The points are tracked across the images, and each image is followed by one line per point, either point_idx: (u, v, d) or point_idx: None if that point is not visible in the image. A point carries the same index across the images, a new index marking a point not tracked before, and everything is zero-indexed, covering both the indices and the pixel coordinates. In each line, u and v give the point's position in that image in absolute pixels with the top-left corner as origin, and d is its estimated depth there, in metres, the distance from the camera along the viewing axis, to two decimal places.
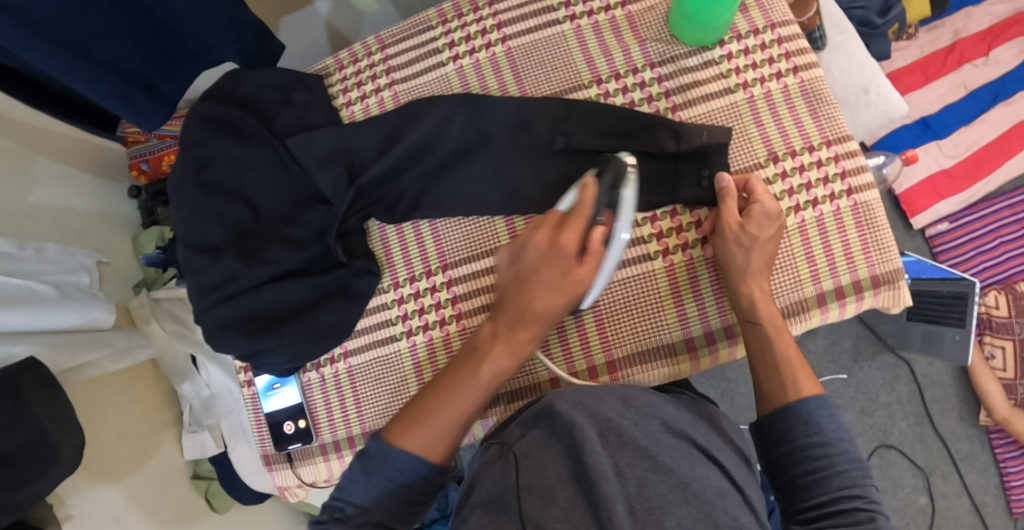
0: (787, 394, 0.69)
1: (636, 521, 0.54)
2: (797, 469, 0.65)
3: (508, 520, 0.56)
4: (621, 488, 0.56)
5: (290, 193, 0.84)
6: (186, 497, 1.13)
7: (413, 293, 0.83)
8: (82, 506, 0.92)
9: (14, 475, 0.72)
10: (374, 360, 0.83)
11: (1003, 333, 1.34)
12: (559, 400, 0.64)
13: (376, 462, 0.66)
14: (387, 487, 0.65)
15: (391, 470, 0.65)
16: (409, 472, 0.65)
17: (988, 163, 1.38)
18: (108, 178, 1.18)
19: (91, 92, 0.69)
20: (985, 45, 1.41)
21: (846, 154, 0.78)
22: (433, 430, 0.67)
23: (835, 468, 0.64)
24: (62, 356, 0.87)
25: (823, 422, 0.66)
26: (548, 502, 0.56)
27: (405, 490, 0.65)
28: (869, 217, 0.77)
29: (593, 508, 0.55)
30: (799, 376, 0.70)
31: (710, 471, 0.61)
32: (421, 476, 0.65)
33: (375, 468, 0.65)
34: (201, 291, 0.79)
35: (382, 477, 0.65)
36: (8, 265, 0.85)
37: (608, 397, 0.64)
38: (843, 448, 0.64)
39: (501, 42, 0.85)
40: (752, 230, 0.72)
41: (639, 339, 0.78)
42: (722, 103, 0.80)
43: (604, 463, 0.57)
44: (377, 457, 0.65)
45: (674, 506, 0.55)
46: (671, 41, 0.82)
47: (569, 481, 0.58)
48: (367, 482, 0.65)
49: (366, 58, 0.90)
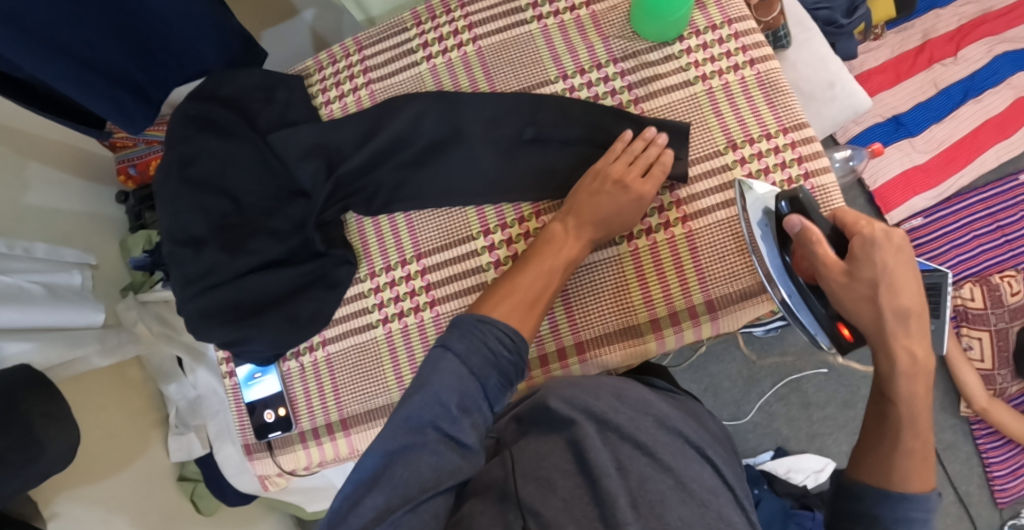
0: (894, 482, 0.63)
1: (637, 513, 0.56)
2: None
3: (508, 511, 0.58)
4: (621, 483, 0.58)
5: (270, 187, 0.87)
6: (173, 498, 1.15)
7: (389, 282, 0.86)
8: (66, 507, 0.94)
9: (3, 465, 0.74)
10: (352, 347, 0.86)
11: (979, 324, 1.36)
12: (551, 396, 0.66)
13: (450, 351, 0.63)
14: (461, 391, 0.61)
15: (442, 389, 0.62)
16: (472, 355, 0.63)
17: (961, 158, 1.41)
18: (98, 184, 1.21)
19: (86, 96, 0.73)
20: (953, 45, 1.45)
21: (803, 140, 0.81)
22: (509, 315, 0.69)
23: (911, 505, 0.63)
24: (50, 353, 0.88)
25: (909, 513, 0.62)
26: (547, 491, 0.59)
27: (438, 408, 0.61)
28: (826, 199, 0.80)
29: (598, 503, 0.57)
30: (913, 469, 0.64)
31: (702, 469, 0.61)
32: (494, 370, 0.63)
33: (456, 359, 0.62)
34: (184, 282, 0.82)
35: (456, 367, 0.62)
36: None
37: (602, 392, 0.66)
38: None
39: (472, 41, 0.89)
40: (865, 279, 0.67)
41: (607, 320, 0.81)
42: (682, 95, 0.84)
43: (604, 458, 0.59)
44: (446, 345, 0.64)
45: (673, 502, 0.57)
46: (633, 38, 0.86)
47: (570, 474, 0.60)
48: (441, 380, 0.61)
49: (344, 59, 0.93)
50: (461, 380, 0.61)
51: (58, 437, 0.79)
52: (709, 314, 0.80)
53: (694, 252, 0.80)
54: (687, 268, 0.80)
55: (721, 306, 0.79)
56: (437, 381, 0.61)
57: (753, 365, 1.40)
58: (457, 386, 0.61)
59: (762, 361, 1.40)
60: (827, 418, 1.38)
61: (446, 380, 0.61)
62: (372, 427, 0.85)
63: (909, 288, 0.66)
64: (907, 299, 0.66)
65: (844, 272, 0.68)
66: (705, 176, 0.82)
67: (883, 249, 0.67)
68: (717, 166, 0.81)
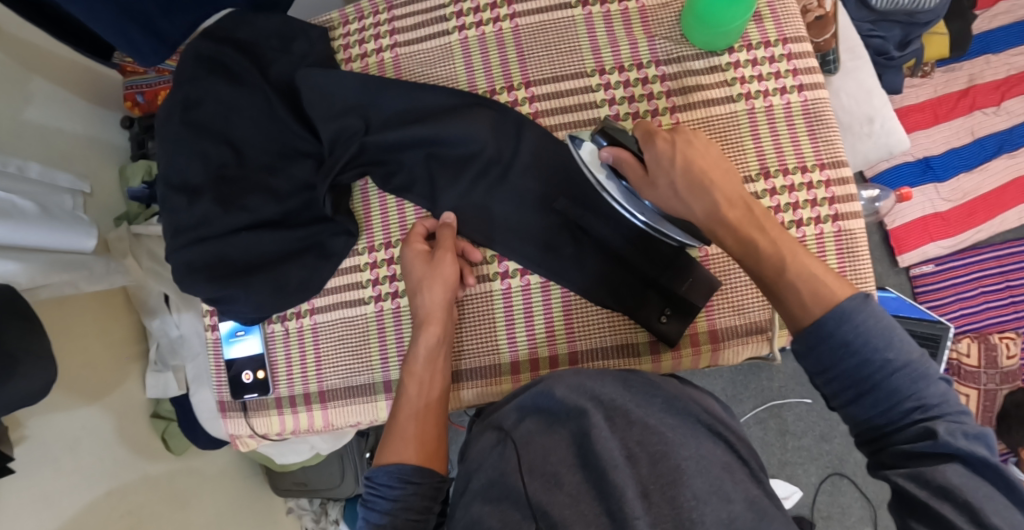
0: (802, 322, 0.57)
1: (648, 503, 0.53)
2: (852, 410, 0.55)
3: (514, 507, 0.55)
4: (632, 472, 0.55)
5: (277, 142, 0.83)
6: (143, 434, 1.13)
7: (387, 260, 0.82)
8: (36, 429, 0.92)
9: None
10: (340, 321, 0.83)
11: (970, 381, 1.34)
12: (558, 384, 0.63)
13: (372, 489, 0.65)
14: (385, 505, 0.64)
15: (423, 482, 0.65)
16: (391, 482, 0.65)
17: (982, 212, 1.38)
18: (102, 107, 1.17)
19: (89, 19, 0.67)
20: (998, 94, 1.40)
21: (837, 180, 0.78)
22: (403, 439, 0.68)
23: (906, 407, 0.53)
24: (36, 274, 0.85)
25: (854, 342, 0.54)
26: (553, 487, 0.56)
27: (405, 505, 0.63)
28: (851, 245, 0.77)
29: (604, 497, 0.54)
30: (822, 287, 0.57)
31: (715, 446, 0.58)
32: (407, 480, 0.65)
33: (373, 494, 0.65)
34: (174, 229, 0.78)
35: (377, 499, 0.64)
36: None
37: (608, 379, 0.63)
38: (881, 357, 0.53)
39: (510, 18, 0.82)
40: (665, 185, 0.65)
41: (604, 333, 0.78)
42: (722, 111, 0.79)
43: (612, 449, 0.56)
44: (368, 483, 0.66)
45: (691, 476, 0.54)
46: (680, 42, 0.81)
47: (575, 467, 0.57)
48: (366, 511, 0.64)
49: (371, 16, 0.86)
50: (383, 505, 0.64)
51: (36, 371, 0.76)
52: (710, 344, 0.77)
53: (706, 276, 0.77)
54: None
55: (725, 337, 0.76)
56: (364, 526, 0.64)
57: (739, 386, 1.40)
58: (379, 509, 0.64)
59: (748, 384, 1.39)
60: (802, 448, 1.38)
61: (372, 517, 0.64)
62: (349, 404, 0.82)
63: (715, 173, 0.65)
64: (715, 180, 0.64)
65: (653, 185, 0.67)
66: None
67: (662, 151, 0.65)
68: (746, 193, 0.78)
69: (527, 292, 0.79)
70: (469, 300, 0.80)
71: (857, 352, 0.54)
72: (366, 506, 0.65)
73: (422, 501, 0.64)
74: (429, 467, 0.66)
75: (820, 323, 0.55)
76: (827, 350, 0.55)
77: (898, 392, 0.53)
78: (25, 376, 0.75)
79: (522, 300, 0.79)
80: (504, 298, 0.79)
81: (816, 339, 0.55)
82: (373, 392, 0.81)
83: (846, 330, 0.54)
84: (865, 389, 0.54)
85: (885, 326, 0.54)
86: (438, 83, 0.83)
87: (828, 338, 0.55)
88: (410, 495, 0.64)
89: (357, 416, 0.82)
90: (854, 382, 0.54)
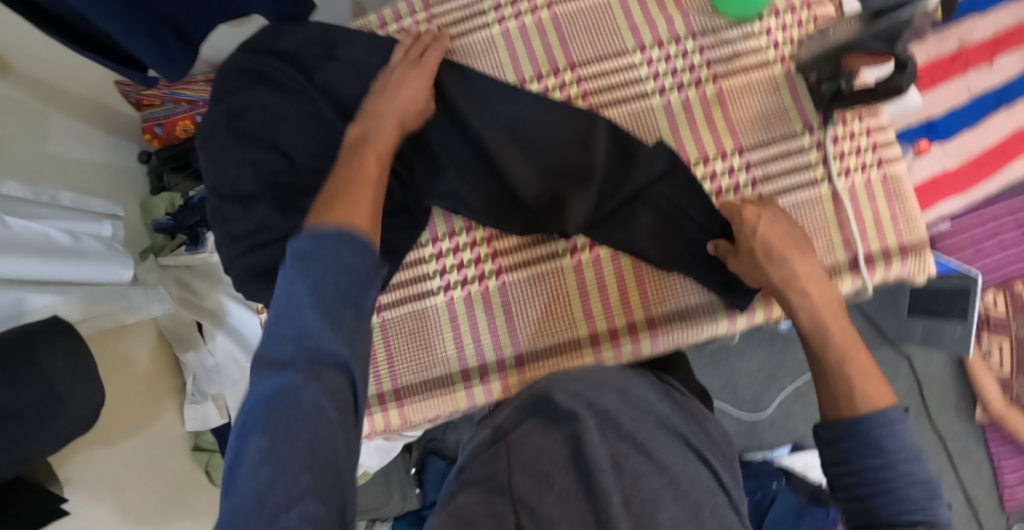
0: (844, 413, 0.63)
1: (629, 511, 0.55)
2: (859, 493, 0.60)
3: (500, 503, 0.56)
4: (617, 480, 0.57)
5: (325, 143, 0.82)
6: (184, 468, 1.11)
7: (452, 248, 0.82)
8: (79, 470, 0.90)
9: (24, 428, 0.68)
10: (409, 314, 0.82)
11: (1000, 331, 1.39)
12: (557, 388, 0.65)
13: (308, 252, 0.50)
14: (323, 269, 0.49)
15: (327, 407, 0.47)
16: (338, 262, 0.50)
17: (989, 166, 1.39)
18: (119, 142, 1.17)
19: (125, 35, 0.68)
20: (989, 53, 1.43)
21: (878, 128, 0.81)
22: (349, 209, 0.56)
23: (894, 490, 0.58)
24: (77, 306, 0.84)
25: (882, 443, 0.60)
26: (544, 487, 0.57)
27: (346, 266, 0.50)
28: (898, 188, 0.80)
29: (591, 497, 0.56)
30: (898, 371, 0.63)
31: (699, 470, 0.61)
32: (347, 246, 0.51)
33: (301, 262, 0.50)
34: (231, 238, 0.80)
35: (313, 262, 0.50)
36: (19, 212, 0.82)
37: (607, 390, 0.64)
38: (904, 468, 0.59)
39: (547, 6, 0.85)
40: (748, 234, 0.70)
41: (679, 296, 0.78)
42: (761, 75, 0.82)
43: (602, 454, 0.58)
44: (299, 246, 0.51)
45: (666, 501, 0.56)
46: (712, 14, 0.83)
47: (566, 468, 0.58)
48: (293, 270, 0.50)
49: (409, 17, 0.87)
50: (323, 270, 0.50)
51: (82, 399, 0.74)
52: None
53: None
54: None
55: None
56: (295, 307, 0.49)
57: (773, 364, 1.41)
58: (318, 280, 0.49)
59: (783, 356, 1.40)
60: None
61: (309, 286, 0.49)
62: (429, 397, 0.82)
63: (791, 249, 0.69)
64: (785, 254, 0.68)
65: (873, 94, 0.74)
66: (781, 157, 0.80)
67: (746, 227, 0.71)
68: (793, 150, 0.80)
69: (598, 263, 0.80)
70: (539, 276, 0.80)
71: (876, 452, 0.60)
72: (295, 277, 0.50)
73: (364, 274, 0.51)
74: (323, 357, 0.48)
75: (859, 419, 0.62)
76: (851, 442, 0.61)
77: (908, 501, 0.57)
78: (73, 405, 0.73)
79: (590, 297, 0.79)
80: (576, 271, 0.80)
81: (844, 432, 0.62)
82: (451, 382, 0.81)
83: (880, 431, 0.60)
84: (883, 486, 0.59)
85: (914, 446, 0.60)
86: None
87: (854, 434, 0.61)
88: (356, 261, 0.51)
89: (435, 409, 0.82)
90: (875, 477, 0.59)
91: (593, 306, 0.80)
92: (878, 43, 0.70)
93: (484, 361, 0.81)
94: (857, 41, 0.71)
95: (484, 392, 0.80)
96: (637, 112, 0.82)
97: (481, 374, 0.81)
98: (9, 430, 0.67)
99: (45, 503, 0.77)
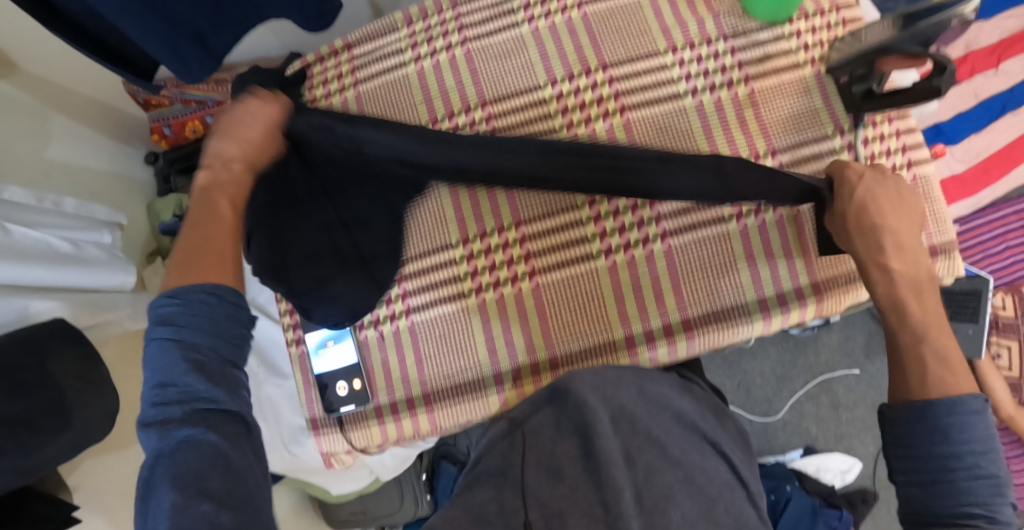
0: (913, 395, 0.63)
1: (641, 507, 0.53)
2: (914, 470, 0.61)
3: (511, 495, 0.57)
4: (629, 475, 0.55)
5: None
6: None
7: (484, 249, 0.82)
8: (87, 478, 0.87)
9: (38, 438, 0.66)
10: (440, 316, 0.82)
11: (1010, 332, 1.38)
12: (575, 381, 0.62)
13: (179, 317, 0.56)
14: (192, 332, 0.56)
15: (211, 438, 0.54)
16: (204, 311, 0.57)
17: (996, 169, 1.38)
18: (127, 146, 1.14)
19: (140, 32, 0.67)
20: (995, 57, 1.39)
21: (907, 130, 0.81)
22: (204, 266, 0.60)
23: (956, 481, 0.58)
24: (78, 313, 0.82)
25: (950, 430, 0.59)
26: (554, 481, 0.56)
27: (215, 322, 0.57)
28: (927, 190, 0.80)
29: (600, 488, 0.54)
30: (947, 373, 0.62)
31: (717, 464, 0.60)
32: (215, 300, 0.58)
33: (180, 323, 0.56)
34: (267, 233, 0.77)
35: (183, 323, 0.56)
36: (20, 219, 0.80)
37: (625, 386, 0.62)
38: (969, 458, 0.58)
39: (578, 6, 0.85)
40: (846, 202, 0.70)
41: (714, 298, 0.78)
42: (792, 76, 0.82)
43: (614, 448, 0.56)
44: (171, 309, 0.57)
45: (679, 497, 0.54)
46: (743, 16, 0.83)
47: (577, 459, 0.57)
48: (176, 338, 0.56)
49: (437, 15, 0.88)
50: (197, 330, 0.57)
51: (91, 405, 0.71)
52: (815, 296, 0.77)
53: (800, 234, 0.77)
54: (777, 253, 0.77)
55: (826, 288, 0.77)
56: (171, 359, 0.55)
57: (787, 364, 1.39)
58: (193, 338, 0.56)
59: (796, 360, 1.39)
60: (857, 418, 1.37)
61: (183, 344, 0.56)
62: (461, 401, 0.81)
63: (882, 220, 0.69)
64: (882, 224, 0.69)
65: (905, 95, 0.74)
66: (812, 158, 0.80)
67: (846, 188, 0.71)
68: (825, 152, 0.80)
69: (632, 264, 0.79)
70: (572, 277, 0.80)
71: (943, 437, 0.59)
72: (167, 341, 0.56)
73: (239, 326, 0.59)
74: (215, 409, 0.55)
75: (930, 403, 0.60)
76: (915, 426, 0.61)
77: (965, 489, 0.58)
78: (88, 412, 0.71)
79: (625, 298, 0.79)
80: (611, 273, 0.79)
81: (908, 417, 0.61)
82: (483, 387, 0.80)
83: (941, 414, 0.60)
84: (940, 476, 0.59)
85: (985, 430, 0.59)
86: (403, 119, 0.87)
87: (923, 419, 0.61)
88: (229, 316, 0.58)
89: (466, 414, 0.81)
90: (934, 468, 0.59)
91: (628, 309, 0.79)
92: (914, 45, 0.70)
93: (518, 365, 0.80)
94: (892, 44, 0.70)
95: (518, 395, 0.80)
96: (669, 113, 0.81)
97: (515, 378, 0.80)
98: (25, 439, 0.65)
99: (56, 512, 0.73)
